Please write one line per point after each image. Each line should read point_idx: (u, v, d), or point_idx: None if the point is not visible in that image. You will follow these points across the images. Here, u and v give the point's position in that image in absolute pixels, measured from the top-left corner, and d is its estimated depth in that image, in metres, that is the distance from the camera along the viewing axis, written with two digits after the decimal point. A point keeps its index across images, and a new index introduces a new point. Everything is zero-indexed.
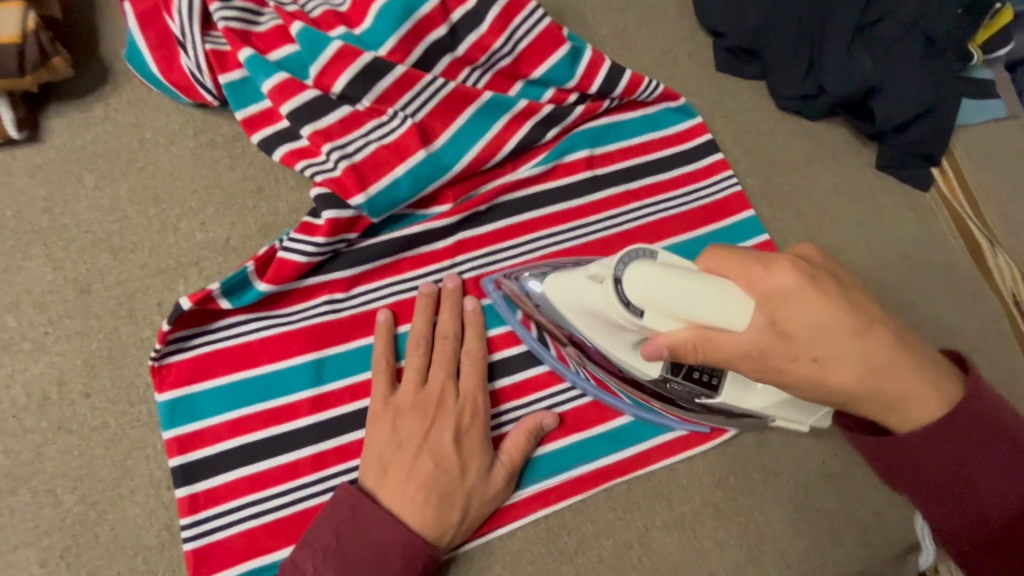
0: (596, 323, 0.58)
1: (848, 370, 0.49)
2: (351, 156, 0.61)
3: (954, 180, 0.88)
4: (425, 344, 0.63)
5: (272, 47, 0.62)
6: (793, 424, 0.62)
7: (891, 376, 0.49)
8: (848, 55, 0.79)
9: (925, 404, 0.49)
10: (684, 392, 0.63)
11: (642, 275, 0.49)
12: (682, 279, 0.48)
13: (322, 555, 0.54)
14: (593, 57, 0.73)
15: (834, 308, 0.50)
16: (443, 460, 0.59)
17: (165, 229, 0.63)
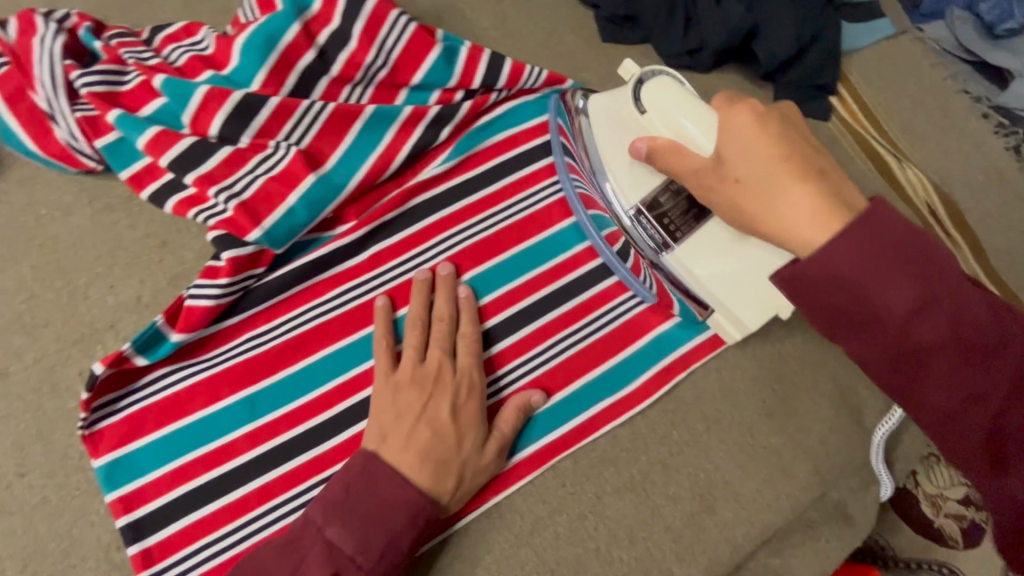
0: (605, 131, 0.66)
1: (755, 202, 0.51)
2: (239, 194, 0.62)
3: (853, 106, 0.90)
4: (423, 323, 0.66)
5: (141, 104, 0.63)
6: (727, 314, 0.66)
7: (785, 201, 0.49)
8: (718, 7, 0.81)
9: (819, 227, 0.47)
10: (645, 238, 0.66)
11: (662, 85, 0.61)
12: (689, 101, 0.59)
13: (332, 507, 0.56)
14: (469, 53, 0.74)
15: (776, 143, 0.51)
16: (440, 429, 0.61)
17: (75, 299, 0.64)
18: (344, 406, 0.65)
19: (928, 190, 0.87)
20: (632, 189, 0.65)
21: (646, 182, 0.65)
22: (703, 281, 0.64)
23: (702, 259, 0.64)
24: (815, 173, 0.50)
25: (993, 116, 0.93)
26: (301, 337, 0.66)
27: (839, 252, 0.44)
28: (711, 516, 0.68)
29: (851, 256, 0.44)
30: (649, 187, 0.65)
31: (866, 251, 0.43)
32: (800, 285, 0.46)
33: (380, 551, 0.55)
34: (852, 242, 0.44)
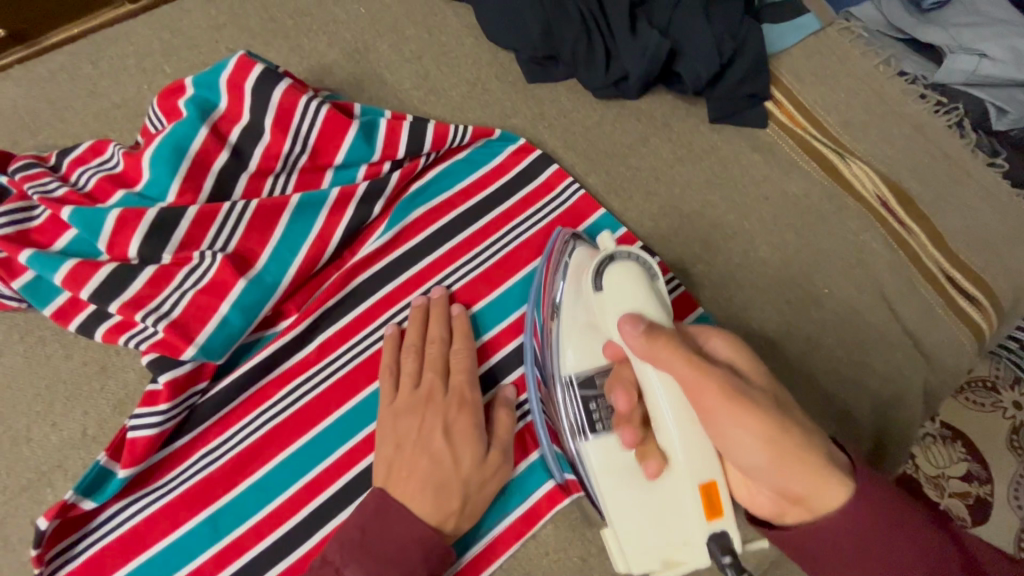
0: (574, 301, 0.65)
1: (771, 447, 0.49)
2: (168, 314, 0.60)
3: (789, 108, 0.88)
4: (416, 349, 0.67)
5: (54, 238, 0.61)
6: (620, 539, 0.58)
7: (797, 457, 0.49)
8: (634, 35, 0.80)
9: (825, 492, 0.48)
10: (575, 418, 0.63)
11: (632, 282, 0.59)
12: (652, 304, 0.58)
13: (348, 548, 0.56)
14: (389, 123, 0.72)
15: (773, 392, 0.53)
16: (437, 455, 0.61)
17: (18, 444, 0.62)
18: (309, 509, 0.62)
19: (878, 182, 0.86)
20: (576, 361, 0.64)
21: (584, 358, 0.65)
22: (605, 478, 0.60)
23: (628, 467, 0.60)
24: (797, 412, 0.52)
25: (930, 95, 0.93)
26: (256, 444, 0.63)
27: (836, 529, 0.48)
28: None
29: (848, 529, 0.48)
30: (593, 367, 0.64)
31: (870, 532, 0.47)
32: (795, 540, 0.51)
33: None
34: (851, 516, 0.47)
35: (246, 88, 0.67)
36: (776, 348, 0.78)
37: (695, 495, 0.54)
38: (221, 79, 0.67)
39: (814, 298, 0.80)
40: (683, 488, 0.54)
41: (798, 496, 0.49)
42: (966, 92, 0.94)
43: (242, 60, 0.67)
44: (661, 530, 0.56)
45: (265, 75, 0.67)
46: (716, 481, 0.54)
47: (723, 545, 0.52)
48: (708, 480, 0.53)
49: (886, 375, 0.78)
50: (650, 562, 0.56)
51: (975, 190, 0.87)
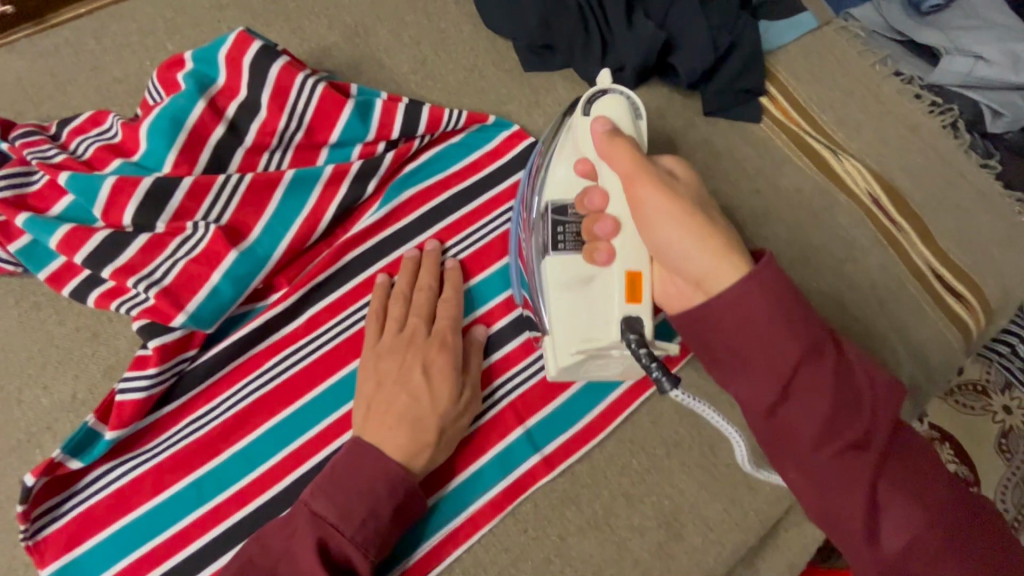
0: (560, 142, 0.68)
1: (689, 227, 0.52)
2: (160, 281, 0.62)
3: (783, 104, 0.89)
4: (404, 298, 0.69)
5: (51, 204, 0.62)
6: (557, 340, 0.63)
7: (711, 244, 0.51)
8: (630, 27, 0.81)
9: (728, 271, 0.50)
10: (542, 238, 0.65)
11: (612, 105, 0.63)
12: (624, 123, 0.63)
13: (319, 482, 0.58)
14: (385, 104, 0.73)
15: (706, 203, 0.56)
16: (415, 390, 0.63)
17: (9, 405, 0.63)
18: (291, 478, 0.63)
19: (869, 179, 0.86)
20: (554, 185, 0.66)
21: (557, 183, 0.66)
22: (555, 284, 0.63)
23: (573, 271, 0.62)
24: (720, 218, 0.55)
25: (925, 96, 0.93)
26: (242, 413, 0.65)
27: (735, 305, 0.49)
28: (680, 544, 0.66)
29: (746, 311, 0.48)
30: (568, 196, 0.65)
31: (760, 307, 0.48)
32: (692, 323, 0.51)
33: (361, 519, 0.57)
34: (753, 291, 0.48)
35: (244, 63, 0.68)
36: None
37: (620, 280, 0.60)
38: (220, 54, 0.68)
39: (801, 290, 0.81)
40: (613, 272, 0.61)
41: (704, 277, 0.52)
42: (961, 94, 0.95)
43: (241, 36, 0.68)
44: (591, 323, 0.62)
45: (263, 51, 0.68)
46: (642, 271, 0.60)
47: (633, 326, 0.58)
48: (635, 269, 0.60)
49: None
50: (570, 353, 0.63)
51: (966, 191, 0.87)
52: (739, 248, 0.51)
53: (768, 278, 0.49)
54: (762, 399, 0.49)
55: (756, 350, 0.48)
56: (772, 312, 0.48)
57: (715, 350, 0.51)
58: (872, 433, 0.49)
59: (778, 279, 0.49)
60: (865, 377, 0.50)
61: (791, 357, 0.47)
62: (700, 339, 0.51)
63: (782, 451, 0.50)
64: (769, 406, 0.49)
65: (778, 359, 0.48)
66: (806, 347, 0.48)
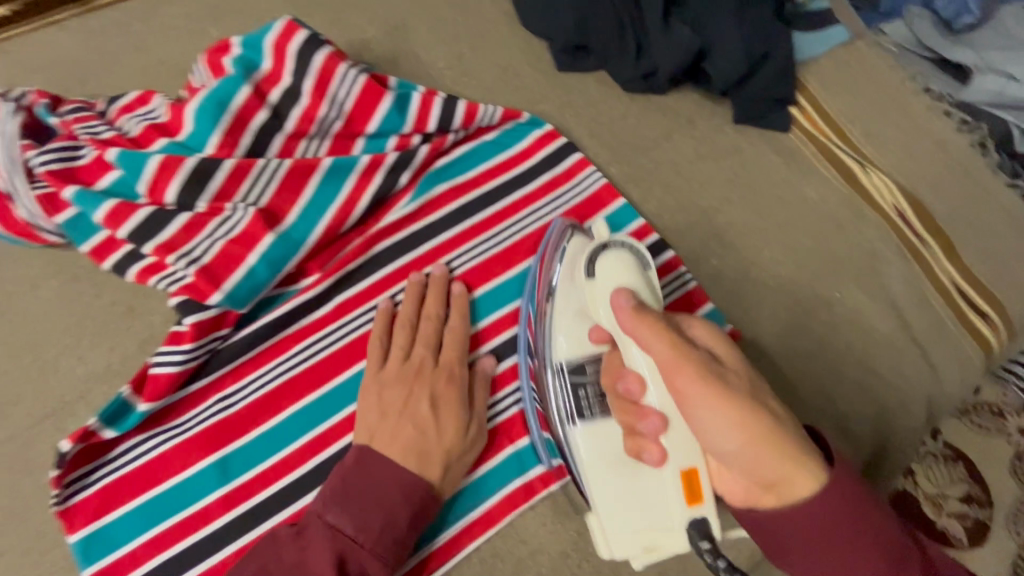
0: (567, 296, 0.68)
1: (745, 437, 0.52)
2: (198, 260, 0.63)
3: (814, 115, 0.90)
4: (410, 325, 0.68)
5: (97, 178, 0.64)
6: (603, 533, 0.62)
7: (779, 460, 0.51)
8: (666, 32, 0.82)
9: (802, 481, 0.50)
10: (567, 407, 0.65)
11: (619, 261, 0.61)
12: (631, 275, 0.61)
13: (330, 495, 0.58)
14: (422, 98, 0.75)
15: (751, 385, 0.55)
16: (422, 424, 0.63)
17: (45, 372, 0.64)
18: (317, 460, 0.64)
19: (897, 194, 0.86)
20: (571, 347, 0.67)
21: (575, 343, 0.67)
22: (596, 471, 0.63)
23: (611, 455, 0.63)
24: (775, 405, 0.53)
25: (955, 113, 0.93)
26: (271, 394, 0.66)
27: (812, 513, 0.50)
28: None
29: (820, 516, 0.50)
30: (582, 355, 0.67)
31: (845, 519, 0.49)
32: (764, 524, 0.53)
33: (379, 528, 0.57)
34: (830, 501, 0.49)
35: (289, 51, 0.70)
36: (785, 347, 0.79)
37: (676, 481, 0.58)
38: (267, 40, 0.69)
39: (824, 301, 0.81)
40: (666, 470, 0.59)
41: (775, 489, 0.52)
42: (991, 113, 0.94)
43: (288, 24, 0.70)
44: (642, 514, 0.60)
45: (308, 41, 0.70)
46: (696, 466, 0.58)
47: (701, 530, 0.57)
48: (691, 467, 0.58)
49: (890, 383, 0.78)
50: (631, 547, 0.61)
51: (994, 210, 0.87)
52: (802, 442, 0.51)
53: (840, 486, 0.50)
54: None
55: (837, 550, 0.49)
56: (847, 519, 0.49)
57: (788, 551, 0.52)
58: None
59: (851, 483, 0.50)
60: (943, 566, 0.52)
61: (872, 563, 0.49)
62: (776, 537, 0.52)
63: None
64: None
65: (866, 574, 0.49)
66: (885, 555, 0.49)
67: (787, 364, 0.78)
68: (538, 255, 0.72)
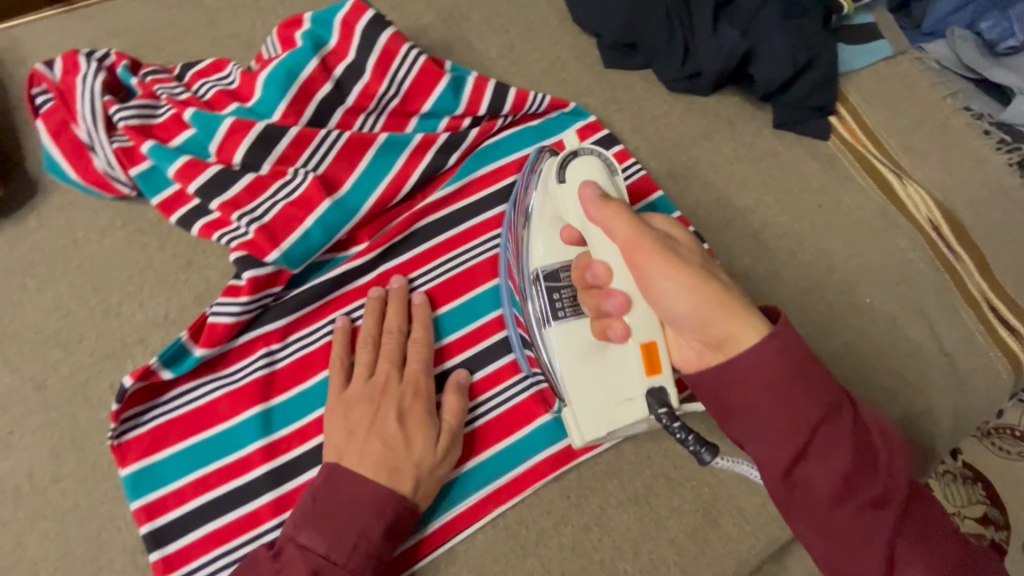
0: (543, 206, 0.70)
1: (688, 296, 0.53)
2: (260, 218, 0.66)
3: (853, 126, 0.91)
4: (373, 341, 0.68)
5: (172, 135, 0.68)
6: (578, 417, 0.64)
7: (726, 315, 0.52)
8: (714, 35, 0.84)
9: (745, 330, 0.52)
10: (541, 311, 0.67)
11: (587, 165, 0.65)
12: (600, 176, 0.64)
13: (301, 516, 0.59)
14: (476, 82, 0.78)
15: (701, 257, 0.57)
16: (389, 438, 0.62)
17: (108, 316, 0.68)
18: None
19: (932, 207, 0.87)
20: (544, 254, 0.69)
21: (547, 250, 0.69)
22: (568, 363, 0.65)
23: (573, 346, 0.65)
24: (724, 277, 0.56)
25: (994, 133, 0.93)
26: (316, 352, 0.69)
27: (754, 363, 0.51)
28: (716, 529, 0.68)
29: (764, 367, 0.50)
30: (558, 261, 0.69)
31: (783, 366, 0.50)
32: (709, 380, 0.54)
33: (352, 543, 0.58)
34: (773, 351, 0.51)
35: (356, 30, 0.74)
36: (813, 348, 0.80)
37: (636, 352, 0.61)
38: (336, 18, 0.74)
39: (853, 306, 0.82)
40: (627, 347, 0.62)
41: (720, 342, 0.53)
42: None
43: (357, 4, 0.74)
44: (611, 394, 0.63)
45: (375, 20, 0.74)
46: (655, 341, 0.61)
47: (659, 398, 0.59)
48: (648, 340, 0.61)
49: (915, 390, 0.79)
50: (600, 426, 0.63)
51: None
52: (745, 300, 0.53)
53: (785, 342, 0.51)
54: (779, 460, 0.50)
55: (773, 401, 0.50)
56: (787, 370, 0.50)
57: (730, 412, 0.54)
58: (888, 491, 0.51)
59: (795, 336, 0.52)
60: (883, 438, 0.52)
61: (807, 414, 0.50)
62: (717, 396, 0.53)
63: (798, 507, 0.52)
64: (785, 465, 0.50)
65: (800, 419, 0.50)
66: (819, 407, 0.50)
67: None
68: (522, 173, 0.75)
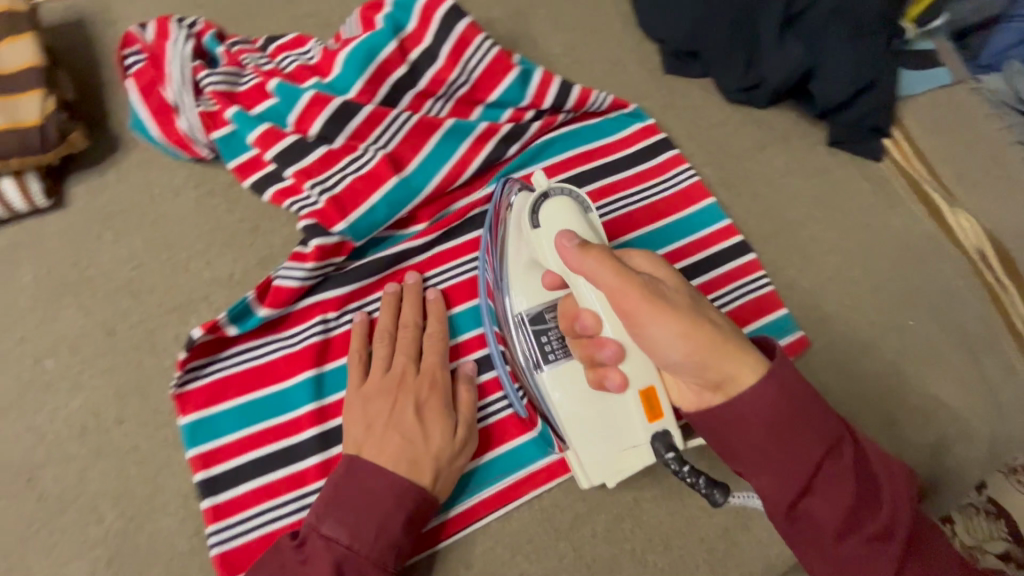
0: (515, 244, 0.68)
1: (684, 342, 0.52)
2: (330, 189, 0.69)
3: (908, 151, 0.91)
4: (389, 335, 0.69)
5: (254, 103, 0.71)
6: (593, 468, 0.64)
7: (723, 357, 0.52)
8: (780, 47, 0.84)
9: (743, 368, 0.52)
10: (532, 354, 0.67)
11: (561, 205, 0.62)
12: (574, 219, 0.62)
13: (324, 508, 0.58)
14: (543, 76, 0.80)
15: (685, 295, 0.56)
16: (409, 432, 0.62)
17: (177, 270, 0.71)
18: None
19: (982, 236, 0.87)
20: (528, 295, 0.68)
21: (531, 289, 0.68)
22: (566, 411, 0.64)
23: (565, 395, 0.65)
24: (711, 312, 0.55)
25: None
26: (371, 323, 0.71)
27: (756, 401, 0.51)
28: (747, 531, 0.69)
29: (768, 403, 0.51)
30: (540, 302, 0.68)
31: (784, 404, 0.51)
32: (710, 421, 0.54)
33: (374, 535, 0.57)
34: (771, 387, 0.51)
35: (435, 17, 0.76)
36: (852, 364, 0.81)
37: (635, 401, 0.61)
38: (416, 5, 0.76)
39: (895, 327, 0.83)
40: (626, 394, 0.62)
41: (719, 384, 0.53)
42: None
43: None
44: (620, 445, 0.63)
45: (452, 10, 0.77)
46: (654, 385, 0.60)
47: (666, 442, 0.59)
48: (647, 385, 0.60)
49: (951, 414, 0.80)
50: (611, 473, 0.64)
51: None
52: (736, 336, 0.53)
53: (782, 379, 0.52)
54: (785, 498, 0.51)
55: (778, 441, 0.51)
56: (787, 408, 0.51)
57: (735, 452, 0.54)
58: (894, 525, 0.51)
59: (793, 373, 0.53)
60: (886, 469, 0.53)
61: (810, 452, 0.51)
62: (723, 438, 0.54)
63: (804, 541, 0.52)
64: (790, 501, 0.51)
65: (802, 458, 0.51)
66: (821, 441, 0.51)
67: (850, 380, 0.80)
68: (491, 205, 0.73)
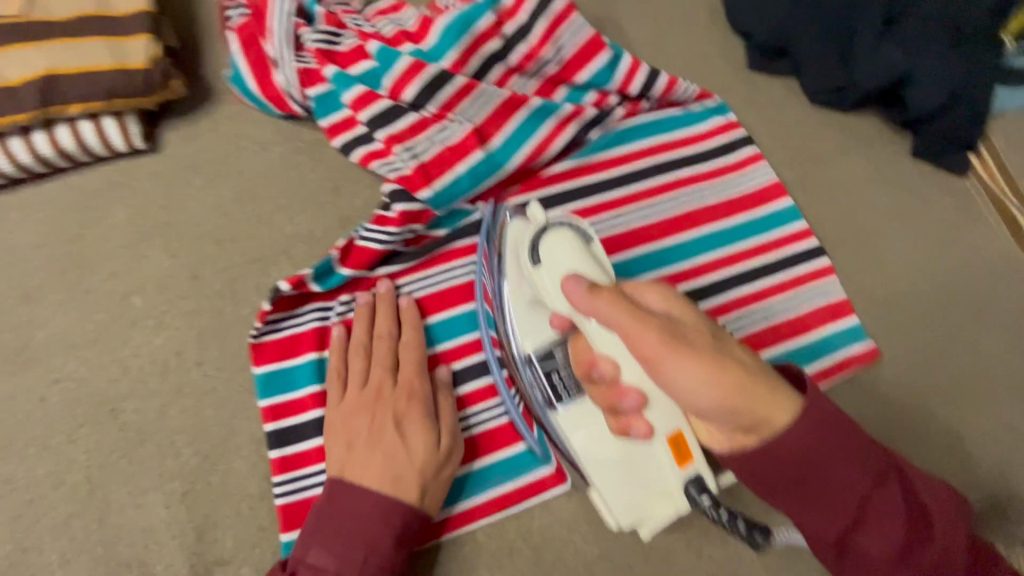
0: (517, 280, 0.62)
1: (715, 391, 0.48)
2: (418, 156, 0.70)
3: (993, 168, 0.88)
4: (364, 348, 0.66)
5: (351, 64, 0.72)
6: (613, 511, 0.61)
7: (757, 399, 0.48)
8: (875, 50, 0.82)
9: (779, 407, 0.49)
10: (534, 382, 0.63)
11: (562, 242, 0.56)
12: (580, 259, 0.56)
13: (308, 536, 0.57)
14: (632, 62, 0.80)
15: (705, 332, 0.51)
16: (390, 449, 0.61)
17: (261, 222, 0.72)
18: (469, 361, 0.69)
19: None
20: (528, 334, 0.63)
21: (540, 326, 0.63)
22: (591, 457, 0.62)
23: (581, 431, 0.63)
24: (733, 347, 0.51)
25: None
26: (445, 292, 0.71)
27: (802, 437, 0.48)
28: None
29: (812, 437, 0.49)
30: (546, 338, 0.63)
31: (825, 438, 0.49)
32: (749, 468, 0.51)
33: (362, 560, 0.57)
34: (810, 424, 0.49)
35: None
36: (919, 378, 0.79)
37: (666, 448, 0.59)
38: None
39: (967, 345, 0.81)
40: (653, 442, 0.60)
41: (754, 428, 0.49)
42: None
43: None
44: (637, 483, 0.61)
45: None
46: (682, 430, 0.59)
47: (700, 484, 0.59)
48: (675, 430, 0.59)
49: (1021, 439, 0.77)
50: (632, 513, 0.61)
51: None
52: (765, 373, 0.49)
53: (821, 410, 0.50)
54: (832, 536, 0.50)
55: (822, 477, 0.49)
56: (831, 444, 0.49)
57: (779, 493, 0.51)
58: (944, 550, 0.50)
59: (830, 402, 0.51)
60: (926, 493, 0.52)
61: (855, 486, 0.49)
62: (764, 483, 0.51)
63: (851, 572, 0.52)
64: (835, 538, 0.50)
65: (845, 495, 0.49)
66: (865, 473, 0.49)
67: (919, 396, 0.78)
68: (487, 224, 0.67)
